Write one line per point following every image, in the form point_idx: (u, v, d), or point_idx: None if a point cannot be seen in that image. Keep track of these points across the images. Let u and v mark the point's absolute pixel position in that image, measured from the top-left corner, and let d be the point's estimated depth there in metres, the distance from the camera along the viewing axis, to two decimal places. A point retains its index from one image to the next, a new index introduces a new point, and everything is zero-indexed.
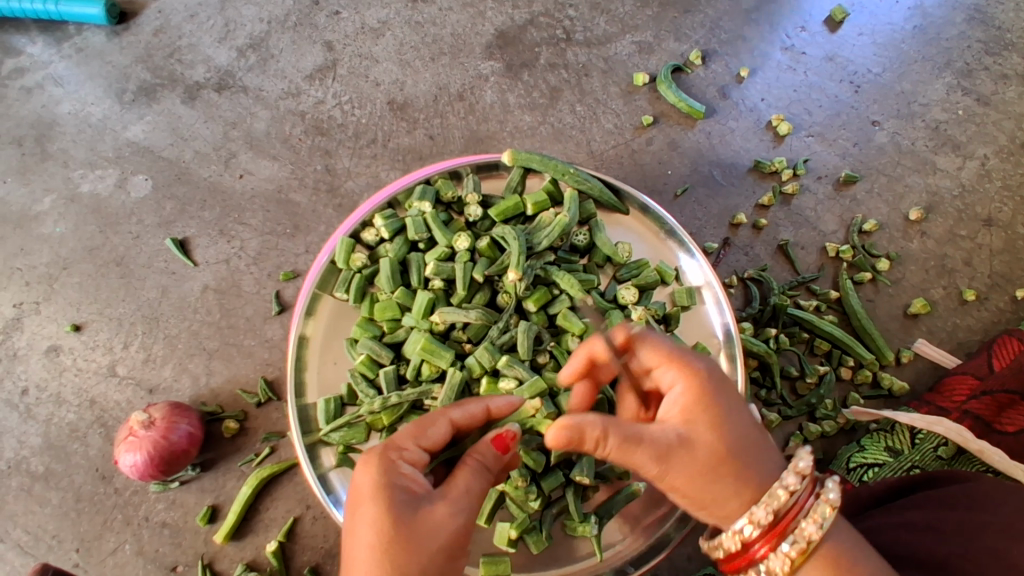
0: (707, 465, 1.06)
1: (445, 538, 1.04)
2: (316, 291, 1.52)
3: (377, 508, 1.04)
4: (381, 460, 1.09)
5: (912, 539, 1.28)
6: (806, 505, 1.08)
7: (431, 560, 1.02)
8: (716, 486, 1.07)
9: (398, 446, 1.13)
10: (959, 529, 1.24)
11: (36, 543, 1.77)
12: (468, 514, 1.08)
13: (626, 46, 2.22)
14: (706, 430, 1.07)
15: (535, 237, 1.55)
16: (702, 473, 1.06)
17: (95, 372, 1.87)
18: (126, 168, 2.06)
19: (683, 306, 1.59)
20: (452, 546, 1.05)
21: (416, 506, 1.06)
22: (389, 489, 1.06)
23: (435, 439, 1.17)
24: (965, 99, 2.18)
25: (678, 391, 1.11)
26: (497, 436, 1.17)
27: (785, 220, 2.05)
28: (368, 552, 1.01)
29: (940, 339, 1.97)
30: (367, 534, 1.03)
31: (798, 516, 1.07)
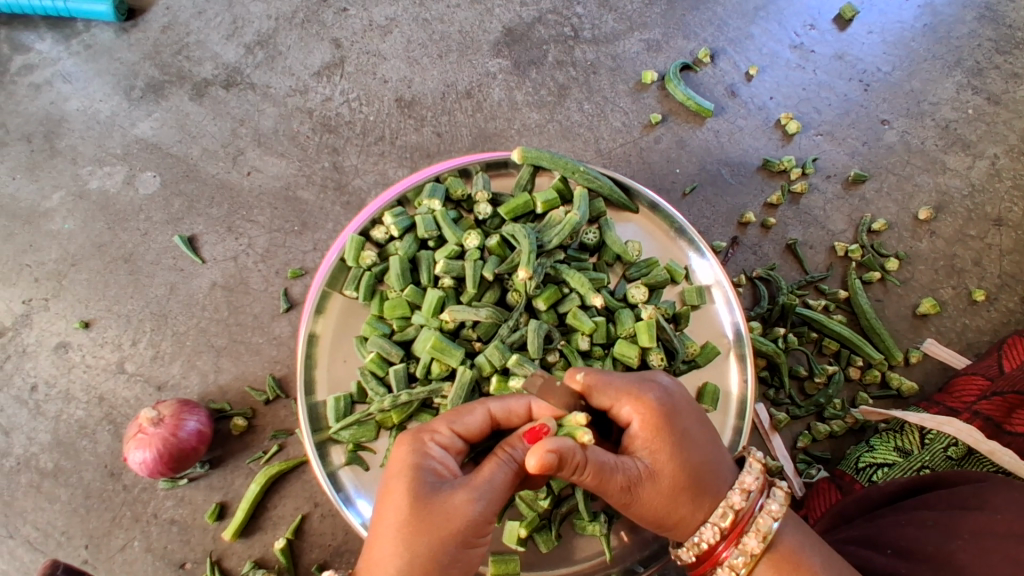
0: (674, 485, 1.13)
1: (463, 525, 1.04)
2: (326, 289, 1.52)
3: (402, 486, 1.06)
4: (413, 440, 1.12)
5: (920, 536, 1.29)
6: (752, 517, 1.15)
7: (445, 543, 1.03)
8: (681, 506, 1.14)
9: (432, 429, 1.14)
10: (966, 526, 1.23)
11: (46, 540, 1.78)
12: (488, 506, 1.05)
13: (634, 44, 2.21)
14: (670, 454, 1.13)
15: (546, 235, 1.55)
16: (665, 498, 1.14)
17: (103, 369, 1.88)
18: (134, 165, 2.06)
19: (693, 304, 1.59)
20: (470, 534, 1.04)
21: (438, 489, 1.06)
22: (415, 470, 1.08)
23: (470, 426, 1.16)
24: (975, 98, 2.17)
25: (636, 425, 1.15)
26: (531, 431, 1.12)
27: (793, 219, 2.05)
28: (392, 531, 1.04)
29: (949, 340, 1.97)
30: (392, 515, 1.05)
31: (746, 529, 1.15)
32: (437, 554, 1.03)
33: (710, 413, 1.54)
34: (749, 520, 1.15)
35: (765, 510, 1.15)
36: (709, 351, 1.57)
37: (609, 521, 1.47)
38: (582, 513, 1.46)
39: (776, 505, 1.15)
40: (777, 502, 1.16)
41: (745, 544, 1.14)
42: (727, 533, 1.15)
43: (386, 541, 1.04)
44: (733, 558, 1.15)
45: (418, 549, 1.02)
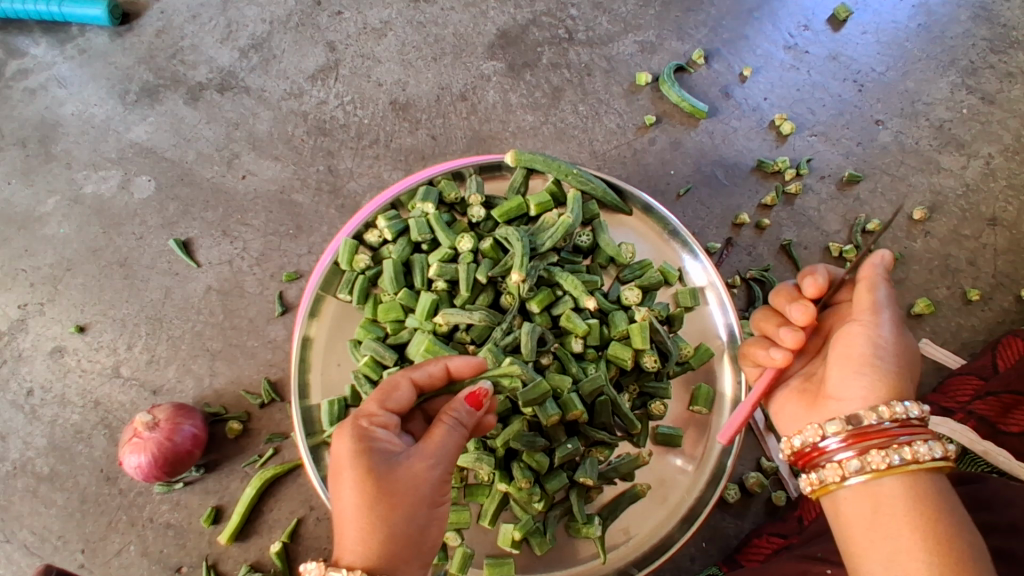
0: (904, 351, 1.13)
1: (424, 488, 1.07)
2: (320, 293, 1.52)
3: (356, 470, 1.05)
4: (353, 427, 1.10)
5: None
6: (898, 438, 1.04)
7: (413, 509, 1.05)
8: (872, 374, 1.10)
9: (366, 412, 1.13)
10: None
11: (43, 544, 1.78)
12: (444, 465, 1.09)
13: (628, 45, 2.21)
14: (908, 334, 1.16)
15: (539, 238, 1.56)
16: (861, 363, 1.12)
17: (99, 373, 1.88)
18: (129, 169, 2.06)
19: (686, 306, 1.59)
20: (433, 494, 1.08)
21: (393, 462, 1.06)
22: (365, 452, 1.07)
23: (402, 401, 1.17)
24: (969, 98, 2.17)
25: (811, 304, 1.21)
26: (472, 394, 1.14)
27: (788, 220, 2.05)
28: (356, 512, 1.03)
29: (944, 339, 1.97)
30: (351, 497, 1.04)
31: (886, 443, 1.04)
32: (409, 523, 1.04)
33: (702, 415, 1.55)
34: (893, 439, 1.04)
35: (915, 445, 1.02)
36: (702, 353, 1.56)
37: (604, 523, 1.48)
38: (576, 516, 1.47)
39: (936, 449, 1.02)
40: (935, 448, 1.02)
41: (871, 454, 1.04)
42: (856, 434, 1.06)
43: (353, 525, 1.03)
44: (847, 462, 1.06)
45: (387, 522, 1.03)
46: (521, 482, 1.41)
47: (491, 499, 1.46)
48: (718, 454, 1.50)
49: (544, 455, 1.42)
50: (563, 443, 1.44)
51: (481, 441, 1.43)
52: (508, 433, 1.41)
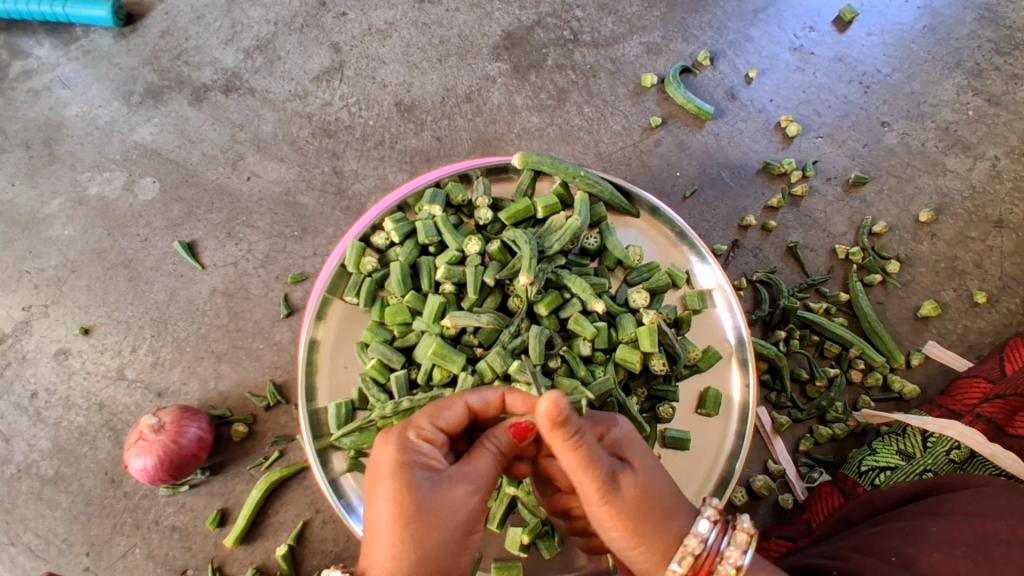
0: (655, 494, 1.06)
1: (462, 517, 1.06)
2: (327, 295, 1.51)
3: (395, 484, 1.05)
4: (399, 438, 1.10)
5: (924, 545, 1.26)
6: (720, 550, 1.03)
7: (447, 537, 1.04)
8: (665, 520, 1.05)
9: (416, 424, 1.13)
10: (969, 534, 1.22)
11: (47, 547, 1.76)
12: (483, 494, 1.09)
13: (633, 47, 2.21)
14: (628, 479, 1.05)
15: (547, 240, 1.56)
16: (644, 504, 1.04)
17: (104, 375, 1.86)
18: (134, 171, 2.06)
19: (694, 309, 1.58)
20: (466, 522, 1.06)
21: (435, 481, 1.06)
22: (404, 466, 1.07)
23: (451, 419, 1.16)
24: (975, 99, 2.17)
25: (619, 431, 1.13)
26: (518, 426, 1.13)
27: (794, 222, 2.04)
28: (388, 527, 1.02)
29: (951, 342, 1.96)
30: (386, 510, 1.04)
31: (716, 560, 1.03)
32: (435, 548, 1.02)
33: (712, 418, 1.55)
34: (717, 553, 1.03)
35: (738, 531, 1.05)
36: (711, 355, 1.57)
37: None
38: None
39: (746, 534, 1.05)
40: (748, 526, 1.06)
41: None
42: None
43: (385, 540, 1.02)
44: None
45: (416, 542, 1.01)
46: (529, 485, 1.38)
47: (499, 504, 1.44)
48: (727, 458, 1.51)
49: None
50: None
51: None
52: None
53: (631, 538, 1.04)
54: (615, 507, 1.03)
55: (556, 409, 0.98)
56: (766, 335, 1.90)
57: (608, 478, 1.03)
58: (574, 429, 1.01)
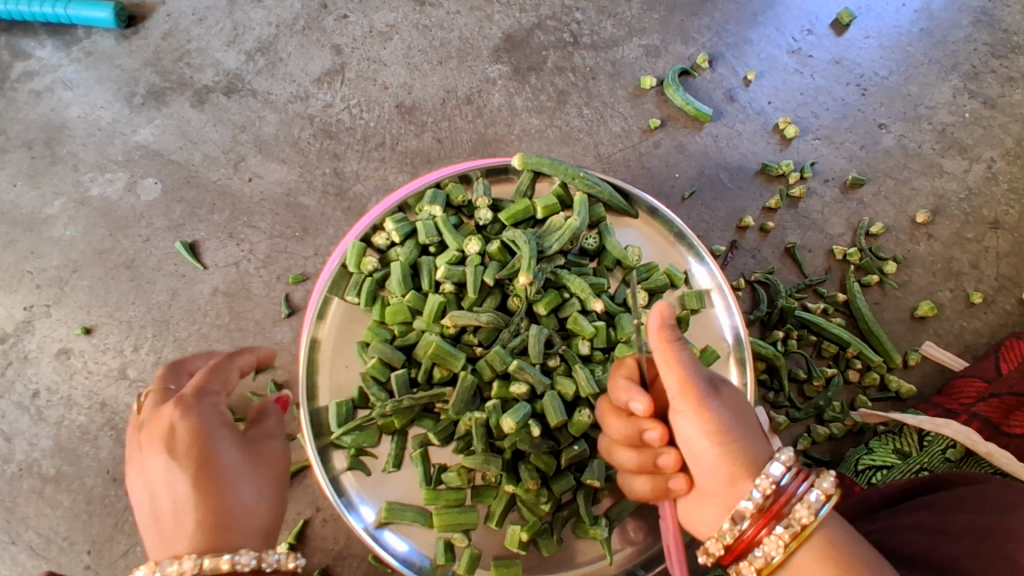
0: (744, 411, 1.10)
1: (182, 494, 1.12)
2: (327, 294, 1.52)
3: (182, 462, 1.14)
4: (176, 406, 1.20)
5: (924, 542, 1.27)
6: (798, 489, 1.04)
7: (221, 503, 1.14)
8: (751, 434, 1.09)
9: (198, 391, 1.23)
10: (967, 529, 1.23)
11: (48, 546, 1.76)
12: (223, 470, 1.17)
13: (633, 49, 2.23)
14: (724, 393, 1.09)
15: (546, 240, 1.57)
16: (738, 415, 1.08)
17: (105, 375, 1.87)
18: (135, 172, 2.07)
19: (693, 309, 1.59)
20: (195, 504, 1.13)
21: (217, 458, 1.17)
22: (168, 445, 1.16)
23: (219, 383, 1.28)
24: (971, 102, 2.19)
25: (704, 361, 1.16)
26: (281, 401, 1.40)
27: (792, 223, 2.06)
28: (187, 503, 1.12)
29: (947, 342, 1.97)
30: (182, 488, 1.13)
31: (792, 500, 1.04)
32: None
33: None
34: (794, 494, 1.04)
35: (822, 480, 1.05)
36: (709, 354, 1.58)
37: (610, 524, 1.45)
38: (584, 517, 1.45)
39: (828, 484, 1.04)
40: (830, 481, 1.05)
41: (783, 524, 1.03)
42: (762, 512, 1.04)
43: (189, 512, 1.12)
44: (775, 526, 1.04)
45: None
46: (528, 482, 1.41)
47: (498, 501, 1.45)
48: None
49: (551, 455, 1.45)
50: (569, 445, 1.45)
51: (488, 443, 1.46)
52: (515, 435, 1.43)
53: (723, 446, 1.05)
54: (714, 414, 1.05)
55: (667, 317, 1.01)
56: (764, 335, 1.91)
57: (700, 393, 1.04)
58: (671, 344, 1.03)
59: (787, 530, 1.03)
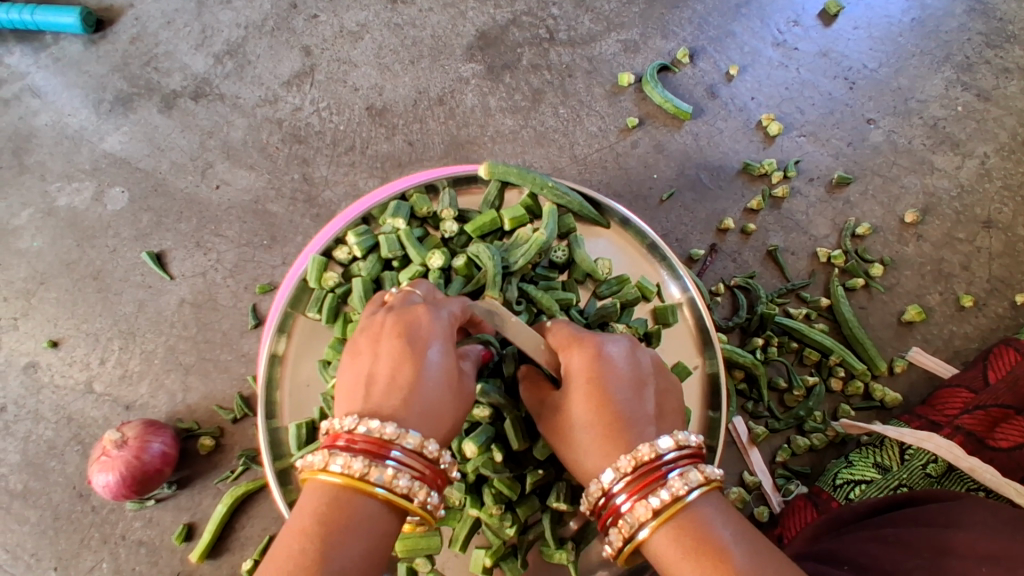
0: (595, 418, 1.04)
1: (388, 368, 1.02)
2: (288, 309, 1.47)
3: (400, 360, 1.02)
4: (401, 313, 1.09)
5: (883, 553, 1.24)
6: (665, 473, 0.99)
7: (395, 377, 1.02)
8: (598, 442, 1.04)
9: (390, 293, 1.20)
10: (929, 546, 1.17)
11: (15, 562, 1.75)
12: (384, 357, 1.03)
13: (611, 45, 2.15)
14: (568, 406, 1.08)
15: (511, 255, 1.52)
16: (580, 426, 1.06)
17: (72, 389, 1.85)
18: (102, 180, 2.04)
19: (664, 323, 1.54)
20: (394, 379, 1.01)
21: (396, 335, 1.06)
22: (401, 333, 1.06)
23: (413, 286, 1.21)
24: (965, 94, 2.09)
25: (568, 365, 1.10)
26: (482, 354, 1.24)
27: (774, 224, 1.98)
28: (385, 385, 1.01)
29: (936, 348, 1.89)
30: (382, 367, 1.02)
31: (656, 482, 0.98)
32: (432, 409, 1.02)
33: None
34: (661, 477, 0.99)
35: (692, 471, 1.00)
36: (681, 371, 1.48)
37: (577, 547, 1.40)
38: (549, 540, 1.40)
39: (701, 474, 0.99)
40: (704, 472, 1.00)
41: (646, 501, 0.98)
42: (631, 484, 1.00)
43: (389, 395, 1.00)
44: (635, 509, 0.98)
45: (425, 381, 1.02)
46: (491, 507, 1.36)
47: (462, 524, 1.40)
48: None
49: (515, 479, 1.37)
50: (533, 468, 1.37)
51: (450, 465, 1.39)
52: (478, 459, 1.35)
53: (579, 455, 1.07)
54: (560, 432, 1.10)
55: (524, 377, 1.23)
56: (743, 343, 1.85)
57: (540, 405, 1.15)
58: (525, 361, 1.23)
59: (651, 506, 0.97)
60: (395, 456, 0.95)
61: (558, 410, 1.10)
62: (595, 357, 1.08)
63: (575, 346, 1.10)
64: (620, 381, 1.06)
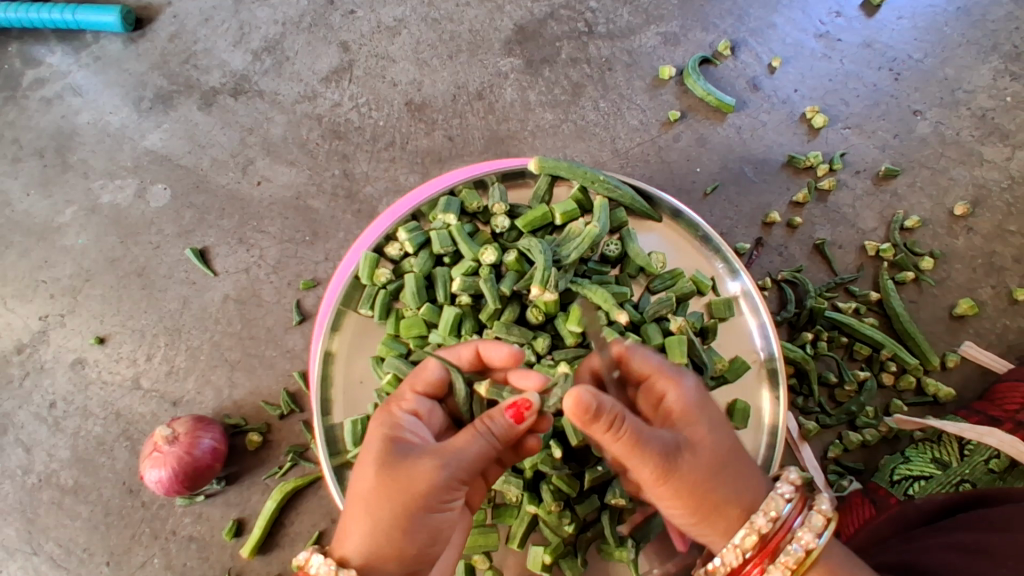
0: (723, 463, 1.02)
1: (369, 491, 1.01)
2: (340, 307, 1.46)
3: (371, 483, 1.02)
4: (384, 419, 1.10)
5: (958, 560, 1.23)
6: (802, 516, 1.05)
7: (380, 510, 1.01)
8: (729, 489, 1.02)
9: (400, 400, 1.15)
10: (1009, 550, 1.19)
11: (68, 556, 1.76)
12: (362, 475, 1.04)
13: (650, 38, 2.13)
14: (695, 453, 1.01)
15: (564, 249, 1.48)
16: (707, 476, 1.00)
17: (120, 385, 1.86)
18: (145, 177, 2.05)
19: (720, 318, 1.51)
20: (369, 502, 1.01)
21: (392, 454, 1.04)
22: (386, 441, 1.05)
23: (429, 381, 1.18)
24: (1014, 84, 2.05)
25: (674, 399, 1.06)
26: (515, 409, 1.08)
27: (821, 218, 1.96)
28: (361, 509, 1.02)
29: (989, 342, 1.86)
30: (360, 488, 1.02)
31: (795, 528, 1.04)
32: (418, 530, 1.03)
33: (741, 432, 1.46)
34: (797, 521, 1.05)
35: (818, 508, 1.07)
36: (738, 366, 1.47)
37: (637, 546, 1.35)
38: (608, 539, 1.36)
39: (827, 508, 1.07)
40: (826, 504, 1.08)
41: (792, 547, 1.03)
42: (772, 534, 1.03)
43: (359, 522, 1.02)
44: (784, 559, 1.03)
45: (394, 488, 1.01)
46: (551, 504, 1.33)
47: (520, 521, 1.38)
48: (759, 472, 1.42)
49: (574, 477, 1.34)
50: (593, 465, 1.35)
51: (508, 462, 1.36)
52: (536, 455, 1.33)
53: (699, 506, 1.01)
54: (680, 484, 0.99)
55: (577, 408, 0.95)
56: (792, 337, 1.83)
57: (663, 466, 0.98)
58: (615, 416, 0.96)
59: (797, 550, 1.03)
60: None
61: (687, 462, 1.00)
62: (701, 392, 1.08)
63: (679, 379, 1.08)
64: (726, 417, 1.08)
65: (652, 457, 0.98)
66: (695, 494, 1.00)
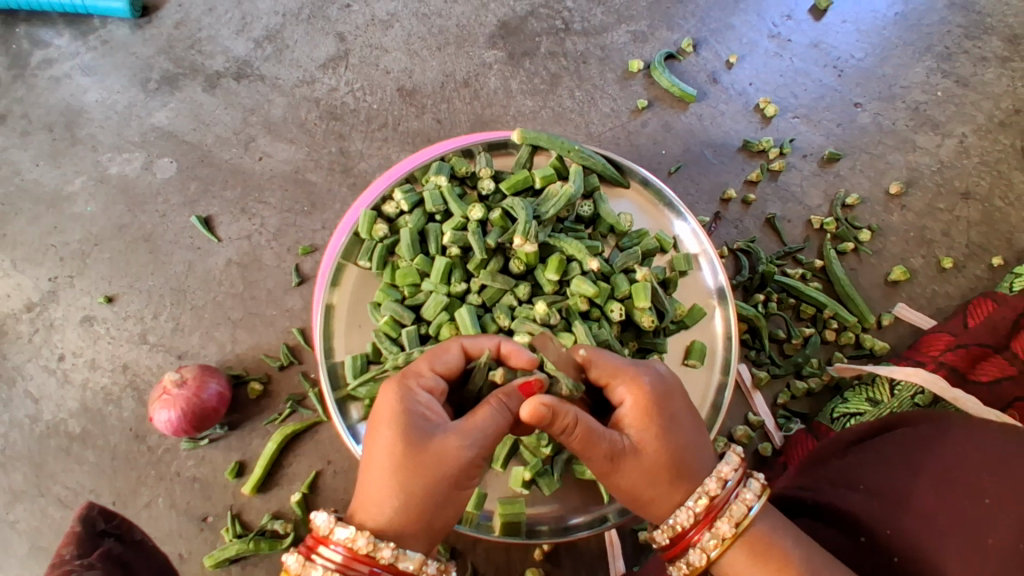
0: (667, 464, 1.20)
1: (387, 456, 1.14)
2: (341, 262, 1.63)
3: (389, 450, 1.14)
4: (403, 389, 1.21)
5: (889, 479, 1.41)
6: (726, 504, 1.19)
7: (397, 474, 1.13)
8: (670, 486, 1.20)
9: (417, 374, 1.27)
10: (931, 465, 1.35)
11: (75, 498, 1.86)
12: (383, 441, 1.15)
13: (621, 35, 2.36)
14: (638, 455, 1.19)
15: (542, 208, 1.66)
16: (649, 474, 1.20)
17: (127, 340, 1.98)
18: (151, 152, 2.19)
19: (681, 271, 1.70)
20: (387, 465, 1.14)
21: (413, 426, 1.16)
22: (404, 415, 1.17)
23: (447, 364, 1.32)
24: (944, 81, 2.32)
25: (629, 405, 1.23)
26: (525, 385, 1.25)
27: (773, 195, 2.18)
28: (381, 472, 1.14)
29: (920, 305, 2.09)
30: (381, 454, 1.15)
31: (718, 516, 1.18)
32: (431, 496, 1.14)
33: (697, 369, 1.66)
34: (720, 508, 1.19)
35: (743, 494, 1.19)
36: (696, 313, 1.68)
37: None
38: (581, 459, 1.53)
39: (750, 494, 1.19)
40: (753, 491, 1.20)
41: (712, 532, 1.18)
42: (700, 518, 1.19)
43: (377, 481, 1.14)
44: (704, 542, 1.19)
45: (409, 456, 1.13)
46: None
47: (502, 445, 1.52)
48: (713, 399, 1.64)
49: None
50: None
51: None
52: None
53: (644, 494, 1.22)
54: (626, 476, 1.21)
55: (534, 415, 1.14)
56: (746, 300, 2.03)
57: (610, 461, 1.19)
58: (569, 419, 1.16)
59: (716, 537, 1.18)
60: (338, 547, 1.10)
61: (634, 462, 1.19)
62: (660, 398, 1.23)
63: (637, 385, 1.23)
64: (679, 420, 1.24)
65: (601, 450, 1.19)
66: (640, 486, 1.21)
